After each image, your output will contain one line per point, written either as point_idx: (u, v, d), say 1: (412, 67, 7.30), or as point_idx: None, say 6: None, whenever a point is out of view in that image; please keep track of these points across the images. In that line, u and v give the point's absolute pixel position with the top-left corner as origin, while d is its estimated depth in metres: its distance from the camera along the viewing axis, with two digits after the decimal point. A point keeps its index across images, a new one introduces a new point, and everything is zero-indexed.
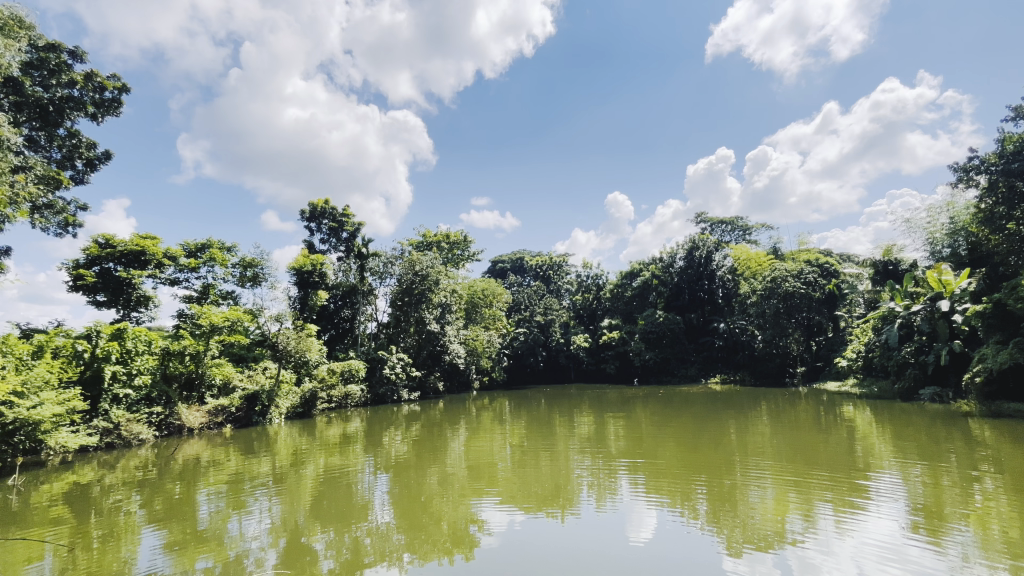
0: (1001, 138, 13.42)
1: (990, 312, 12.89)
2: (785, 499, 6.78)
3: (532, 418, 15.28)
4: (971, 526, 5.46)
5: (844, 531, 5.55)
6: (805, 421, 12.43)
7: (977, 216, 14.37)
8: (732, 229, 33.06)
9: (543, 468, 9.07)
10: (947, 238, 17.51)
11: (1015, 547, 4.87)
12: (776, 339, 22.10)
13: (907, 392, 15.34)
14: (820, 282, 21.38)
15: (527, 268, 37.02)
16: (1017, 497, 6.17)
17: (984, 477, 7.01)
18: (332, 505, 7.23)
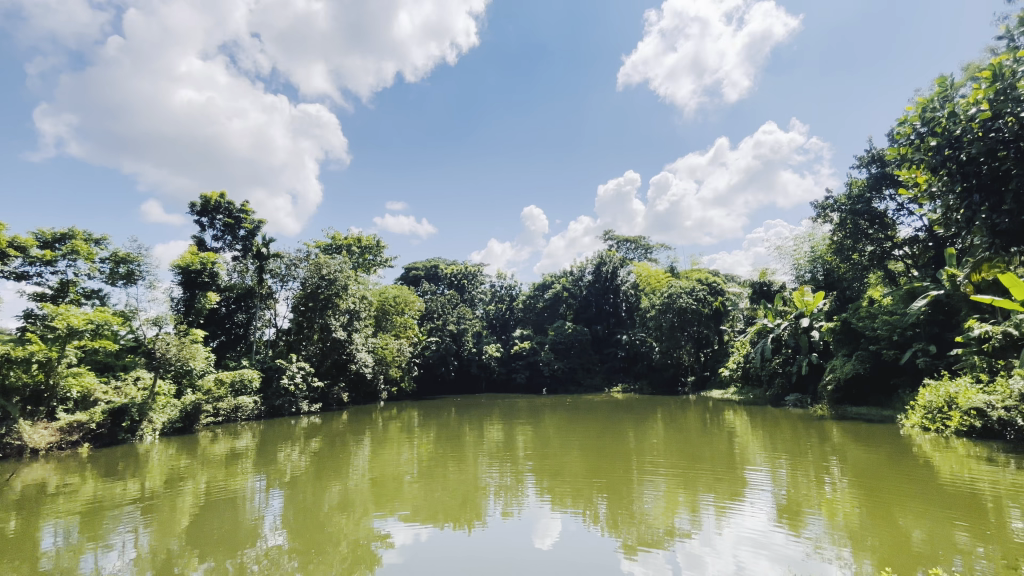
0: (849, 183, 15.99)
1: (839, 329, 15.12)
2: (675, 498, 7.28)
3: (441, 428, 15.01)
4: (823, 514, 6.23)
5: (723, 525, 6.08)
6: (693, 426, 13.55)
7: (831, 247, 16.83)
8: (635, 247, 35.52)
9: (451, 478, 8.96)
10: (807, 264, 20.21)
11: (855, 530, 5.64)
12: (671, 350, 24.02)
13: (775, 398, 17.54)
14: (708, 299, 23.58)
15: (441, 275, 33.96)
16: (857, 486, 7.18)
17: (834, 471, 8.08)
18: (215, 529, 6.53)
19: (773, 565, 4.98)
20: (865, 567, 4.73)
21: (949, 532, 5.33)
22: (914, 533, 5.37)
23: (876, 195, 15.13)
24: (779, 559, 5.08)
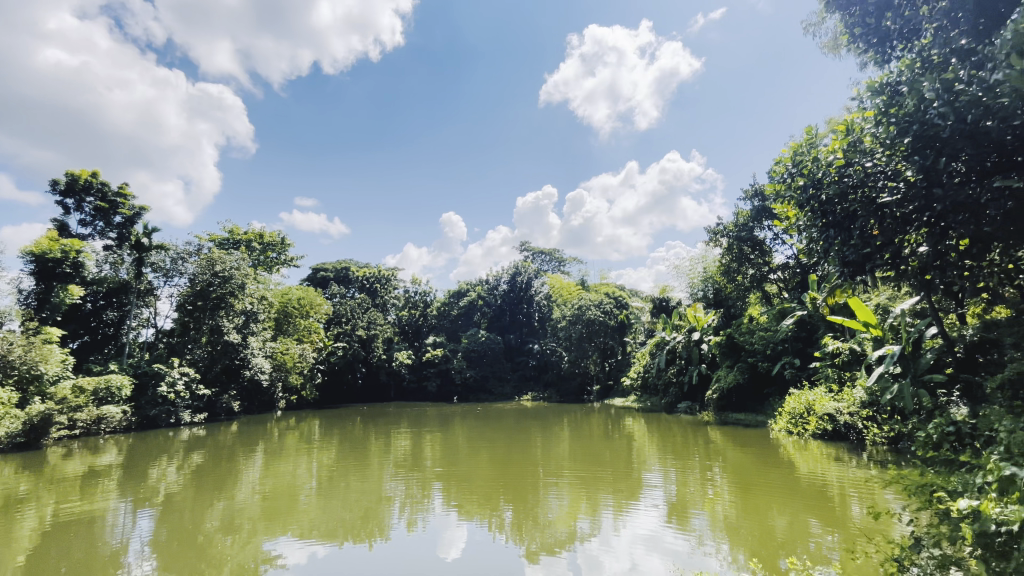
0: (736, 213, 17.94)
1: (723, 343, 16.79)
2: (578, 502, 7.61)
3: (345, 438, 14.30)
4: (706, 512, 6.89)
5: (620, 526, 6.49)
6: (596, 432, 14.25)
7: (720, 268, 18.75)
8: (550, 260, 36.73)
9: (352, 491, 8.59)
10: (700, 283, 22.27)
11: (731, 525, 6.29)
12: (578, 360, 25.11)
13: (669, 405, 19.05)
14: (614, 311, 25.07)
15: (352, 278, 32.20)
16: (735, 485, 8.03)
17: (717, 473, 8.91)
18: (65, 559, 5.67)
19: (663, 561, 5.40)
20: (739, 558, 5.31)
21: (806, 522, 6.14)
22: (778, 525, 6.12)
23: (757, 225, 17.19)
24: (667, 555, 5.52)
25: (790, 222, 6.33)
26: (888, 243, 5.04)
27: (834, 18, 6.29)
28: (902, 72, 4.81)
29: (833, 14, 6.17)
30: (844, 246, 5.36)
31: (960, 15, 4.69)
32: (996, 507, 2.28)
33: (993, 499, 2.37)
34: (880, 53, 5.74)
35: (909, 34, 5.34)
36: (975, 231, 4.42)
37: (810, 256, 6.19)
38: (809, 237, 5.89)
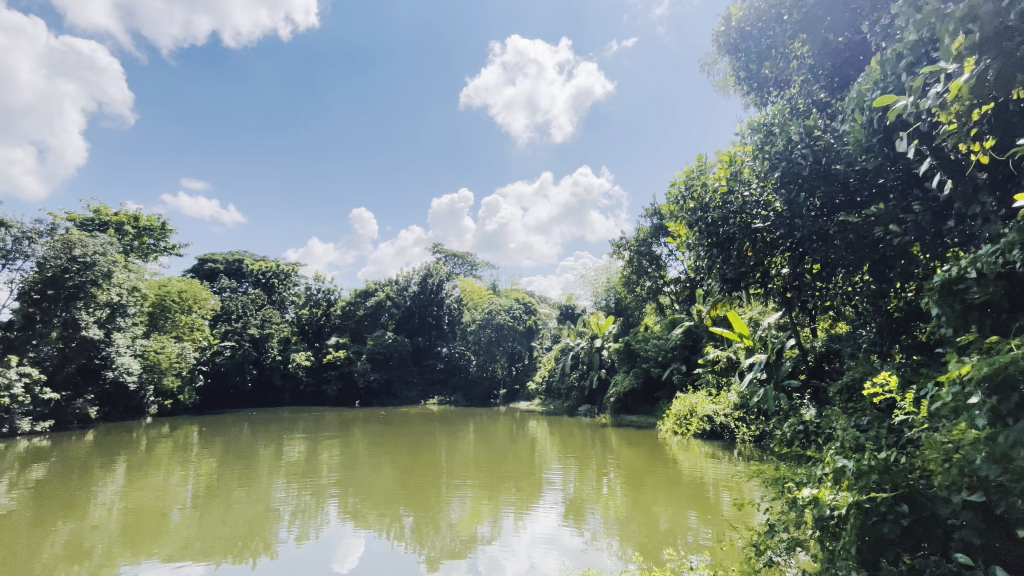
0: (638, 228, 19.26)
1: (621, 350, 17.83)
2: (480, 506, 7.64)
3: (228, 447, 13.00)
4: (600, 510, 7.29)
5: (520, 528, 6.64)
6: (500, 435, 14.42)
7: (622, 279, 20.00)
8: (462, 263, 36.69)
9: (235, 504, 7.82)
10: (603, 292, 23.61)
11: (621, 522, 6.69)
12: (486, 364, 25.32)
13: (571, 409, 19.86)
14: (522, 317, 26.31)
15: (245, 272, 29.50)
16: (626, 483, 8.58)
17: (610, 473, 9.43)
18: None
19: (559, 560, 5.59)
20: (627, 552, 5.68)
21: (684, 516, 6.72)
22: (662, 519, 6.64)
23: (655, 241, 18.62)
24: (564, 554, 5.74)
25: (681, 240, 6.94)
26: (758, 264, 5.77)
27: (724, 61, 7.11)
28: (775, 113, 5.52)
29: (723, 57, 6.97)
30: (724, 264, 6.07)
31: (820, 72, 5.54)
32: (831, 493, 2.71)
33: (829, 486, 2.80)
34: (759, 96, 6.62)
35: (781, 82, 6.20)
36: (824, 257, 5.17)
37: (697, 271, 6.89)
38: (696, 254, 6.55)
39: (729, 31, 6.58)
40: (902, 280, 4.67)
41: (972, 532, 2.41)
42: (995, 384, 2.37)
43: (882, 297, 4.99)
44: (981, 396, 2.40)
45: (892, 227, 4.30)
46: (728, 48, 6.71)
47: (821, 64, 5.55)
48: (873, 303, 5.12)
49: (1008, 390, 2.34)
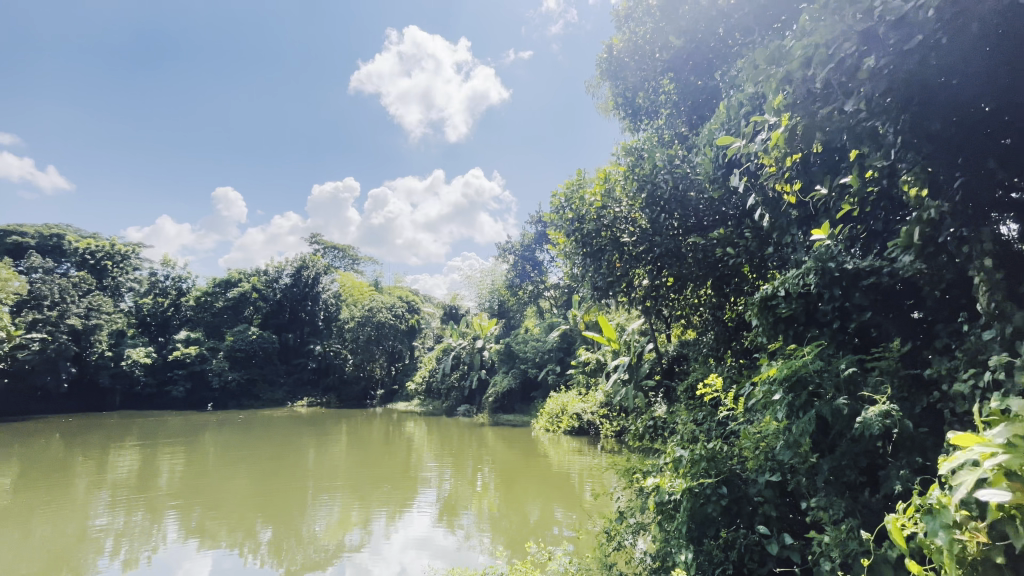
0: (523, 234, 20.00)
1: (502, 351, 18.29)
2: (350, 510, 7.26)
3: (29, 460, 10.65)
4: (473, 507, 7.38)
5: (392, 531, 6.46)
6: (374, 437, 13.85)
7: (506, 282, 20.60)
8: (343, 256, 34.61)
9: (37, 530, 6.43)
10: (487, 295, 24.00)
11: (492, 520, 6.82)
12: (364, 363, 24.19)
13: (449, 409, 19.76)
14: (404, 315, 25.25)
15: (66, 251, 23.61)
16: (499, 481, 8.78)
17: (485, 471, 9.59)
18: None
19: (431, 561, 5.53)
20: (498, 547, 5.82)
21: (551, 509, 7.06)
22: (531, 513, 6.93)
23: (538, 247, 19.50)
24: (437, 554, 5.69)
25: (560, 248, 7.33)
26: (624, 275, 6.31)
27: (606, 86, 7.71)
28: (645, 139, 6.09)
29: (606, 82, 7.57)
30: (596, 274, 6.55)
31: (682, 108, 6.27)
32: (669, 481, 3.07)
33: (669, 474, 3.17)
34: (633, 123, 7.34)
35: (651, 113, 6.91)
36: (677, 271, 5.81)
37: (572, 279, 7.31)
38: (572, 262, 6.97)
39: (610, 59, 7.15)
40: (735, 295, 5.44)
41: (771, 507, 2.86)
42: (791, 384, 2.88)
43: (720, 309, 5.75)
44: (782, 394, 2.89)
45: (729, 250, 4.99)
46: (609, 75, 7.28)
47: (683, 102, 6.26)
48: (713, 314, 5.88)
49: (799, 389, 2.85)
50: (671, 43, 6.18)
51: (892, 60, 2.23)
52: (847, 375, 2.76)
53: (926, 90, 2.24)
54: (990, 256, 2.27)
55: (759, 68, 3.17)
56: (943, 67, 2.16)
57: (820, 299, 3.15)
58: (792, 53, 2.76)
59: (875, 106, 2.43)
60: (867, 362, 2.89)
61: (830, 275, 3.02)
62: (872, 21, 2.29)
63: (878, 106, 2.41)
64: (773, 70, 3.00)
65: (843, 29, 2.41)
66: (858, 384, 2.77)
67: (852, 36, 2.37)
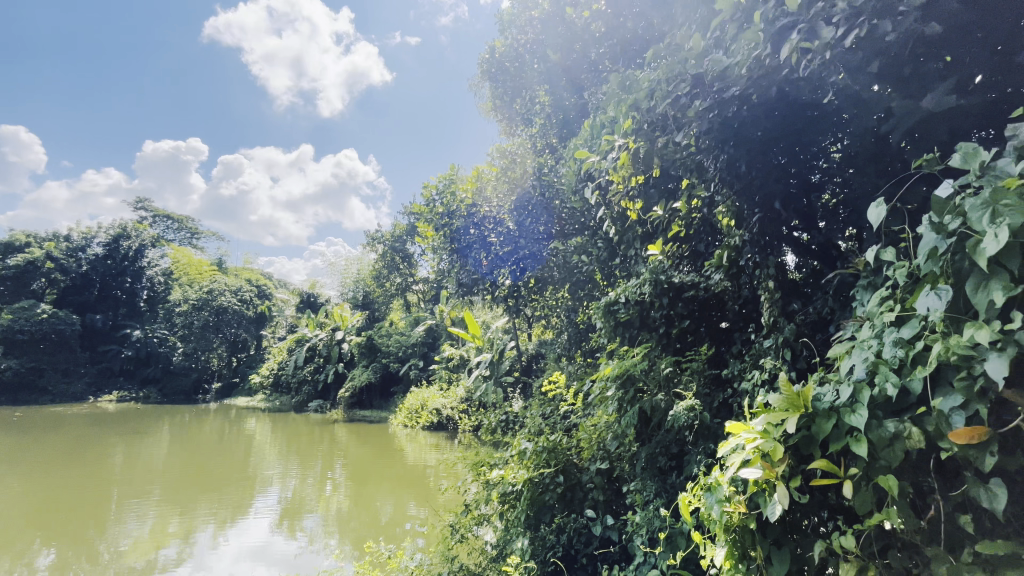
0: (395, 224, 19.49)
1: (364, 344, 17.48)
2: (168, 520, 6.27)
3: None
4: (319, 510, 6.82)
5: (220, 542, 5.69)
6: (206, 436, 12.15)
7: (372, 273, 19.81)
8: (179, 228, 29.73)
9: None
10: (351, 285, 22.63)
11: (340, 521, 6.42)
12: (197, 353, 21.06)
13: (299, 405, 18.14)
14: (253, 300, 22.82)
15: None
16: (349, 479, 8.30)
17: (336, 469, 9.00)
18: None
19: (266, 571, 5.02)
20: (344, 549, 5.51)
21: (404, 506, 6.89)
22: (383, 512, 6.69)
23: (409, 240, 19.20)
24: (275, 563, 5.19)
25: (429, 243, 7.18)
26: (489, 274, 6.54)
27: (487, 87, 7.98)
28: (519, 145, 6.54)
29: (486, 83, 7.89)
30: (461, 271, 6.71)
31: (553, 121, 6.40)
32: (513, 472, 3.22)
33: (512, 466, 3.31)
34: (511, 128, 7.84)
35: (526, 120, 7.32)
36: (538, 273, 6.30)
37: (439, 274, 7.30)
38: (441, 258, 6.93)
39: (493, 60, 7.46)
40: (586, 300, 5.84)
41: (598, 492, 3.16)
42: (622, 381, 3.22)
43: (575, 312, 6.09)
44: (614, 390, 3.21)
45: (585, 258, 5.38)
46: (490, 76, 7.59)
47: (554, 115, 6.41)
48: (568, 316, 6.22)
49: (628, 385, 3.20)
50: (548, 57, 6.50)
51: (714, 105, 2.59)
52: (665, 374, 3.17)
53: (739, 137, 2.63)
54: (773, 280, 2.83)
55: (615, 93, 3.46)
56: (751, 119, 2.56)
57: (651, 307, 3.56)
58: (640, 84, 3.07)
59: (702, 143, 2.79)
60: (683, 362, 3.35)
61: (660, 286, 3.44)
62: (702, 69, 2.63)
63: (703, 144, 2.77)
64: (626, 97, 3.29)
65: (681, 71, 2.74)
66: (673, 382, 3.21)
67: (686, 78, 2.70)
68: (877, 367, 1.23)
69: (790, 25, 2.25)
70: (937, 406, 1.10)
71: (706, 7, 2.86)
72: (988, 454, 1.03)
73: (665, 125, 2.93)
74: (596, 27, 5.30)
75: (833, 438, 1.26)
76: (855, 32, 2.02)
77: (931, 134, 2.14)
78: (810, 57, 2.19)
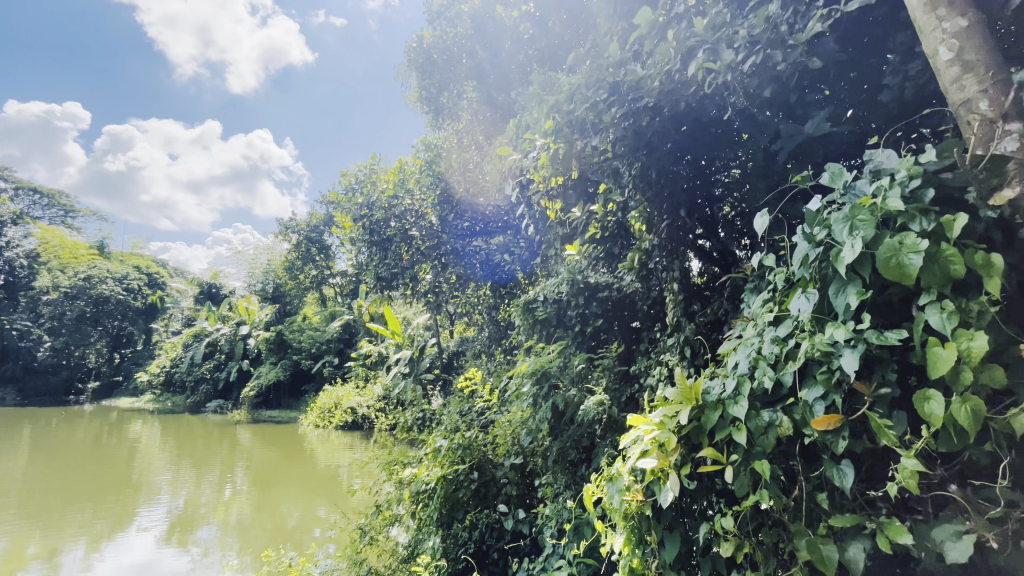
0: (311, 213, 18.51)
1: (272, 339, 16.36)
2: (26, 539, 5.41)
3: None
4: (215, 521, 6.20)
5: (94, 561, 5.03)
6: (78, 442, 10.67)
7: (284, 264, 18.64)
8: (49, 205, 25.90)
9: None
10: (260, 276, 21.01)
11: (241, 530, 5.94)
12: (69, 348, 18.43)
13: (195, 405, 16.54)
14: (142, 291, 20.49)
15: None
16: (252, 484, 7.71)
17: (237, 474, 8.32)
18: None
19: None
20: (244, 560, 5.11)
21: (316, 510, 6.53)
22: (289, 517, 6.29)
23: (327, 231, 18.34)
24: None
25: (346, 234, 6.83)
26: (410, 268, 6.31)
27: (414, 77, 7.78)
28: (444, 139, 6.56)
29: (414, 73, 7.69)
30: (380, 264, 6.45)
31: (481, 118, 6.56)
32: (426, 471, 3.17)
33: (426, 464, 3.26)
34: (437, 121, 7.73)
35: (452, 114, 7.25)
36: (460, 268, 6.23)
37: (357, 266, 6.97)
38: (359, 250, 6.63)
39: (420, 49, 7.30)
40: (507, 298, 5.91)
41: (512, 487, 3.21)
42: (537, 377, 3.33)
43: (495, 308, 6.13)
44: (531, 386, 3.32)
45: (506, 257, 5.55)
46: (416, 65, 7.43)
47: (483, 113, 6.52)
48: (489, 313, 6.24)
49: (544, 381, 3.33)
50: (477, 53, 6.43)
51: (629, 113, 2.71)
52: (578, 370, 3.33)
53: (650, 146, 2.78)
54: (676, 283, 3.05)
55: (538, 94, 3.52)
56: (661, 131, 2.72)
57: (568, 306, 3.76)
58: (562, 87, 3.15)
59: (618, 149, 2.92)
60: (595, 359, 3.50)
61: (576, 286, 3.65)
62: (619, 78, 2.76)
63: (619, 150, 2.90)
64: (547, 98, 3.37)
65: (598, 78, 2.86)
66: (585, 377, 3.36)
67: (605, 86, 2.82)
68: (757, 362, 1.36)
69: (696, 46, 2.43)
70: (804, 396, 1.23)
71: (625, 21, 3.00)
72: (841, 437, 1.18)
73: (582, 130, 3.04)
74: (525, 28, 5.28)
75: (719, 428, 1.37)
76: (752, 59, 2.22)
77: (809, 155, 2.41)
78: (713, 77, 2.38)
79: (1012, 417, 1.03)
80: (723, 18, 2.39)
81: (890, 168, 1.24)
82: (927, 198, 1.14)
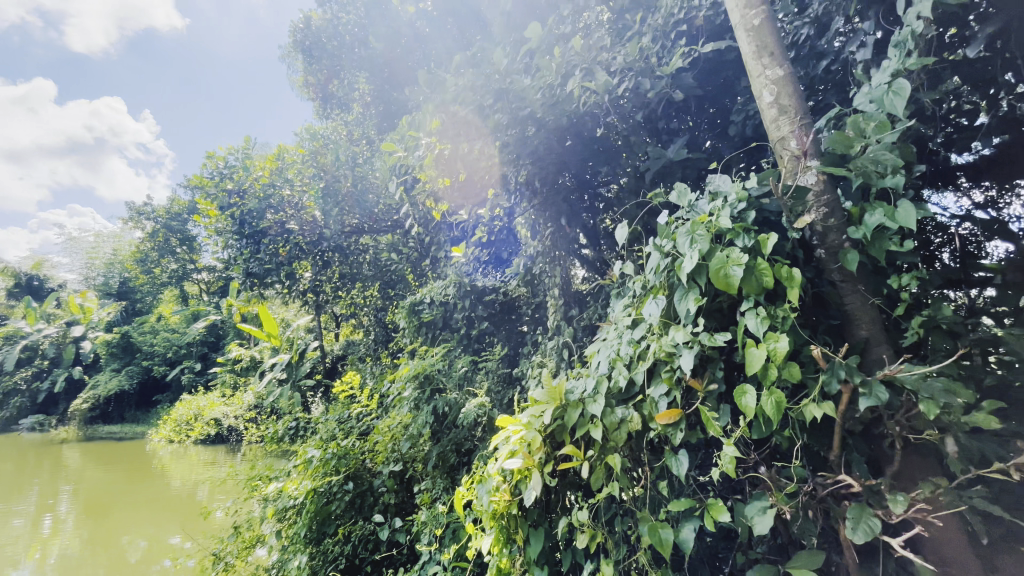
0: (172, 199, 16.36)
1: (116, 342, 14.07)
2: None
3: None
4: (27, 561, 5.09)
5: None
6: None
7: (135, 256, 16.20)
8: None
9: None
10: (101, 268, 18.01)
11: (64, 568, 4.97)
12: None
13: None
14: None
15: None
16: (81, 513, 6.50)
17: (60, 501, 6.95)
18: None
19: None
20: None
21: (167, 536, 5.70)
22: (131, 549, 5.40)
23: (191, 220, 16.35)
24: None
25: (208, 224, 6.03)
26: (288, 263, 5.80)
27: (301, 60, 7.27)
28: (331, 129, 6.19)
29: (300, 55, 7.19)
30: (251, 259, 5.71)
31: (373, 111, 6.25)
32: (294, 485, 2.95)
33: (295, 476, 3.03)
34: (325, 109, 7.33)
35: (343, 104, 6.88)
36: (344, 266, 5.88)
37: (222, 260, 6.20)
38: (227, 243, 5.94)
39: (308, 31, 6.86)
40: (395, 299, 5.69)
41: (390, 496, 3.09)
42: (420, 381, 3.34)
43: (383, 310, 5.88)
44: (411, 389, 3.29)
45: (394, 256, 5.30)
46: (303, 47, 6.96)
47: (375, 106, 6.24)
48: (376, 316, 5.96)
49: (426, 385, 3.36)
50: (370, 44, 6.14)
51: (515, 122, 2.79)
52: (460, 373, 3.37)
53: (535, 155, 2.89)
54: (558, 289, 3.20)
55: (425, 91, 3.48)
56: (544, 143, 2.83)
57: (455, 309, 3.77)
58: (448, 86, 3.13)
59: (505, 155, 3.00)
60: (479, 362, 3.54)
61: (464, 289, 3.66)
62: (505, 85, 2.83)
63: (505, 156, 2.97)
64: (432, 97, 3.34)
65: (485, 84, 2.90)
66: (469, 380, 3.39)
67: (491, 92, 2.86)
68: (615, 362, 1.46)
69: (577, 65, 2.60)
70: (650, 394, 1.35)
71: (515, 33, 3.10)
72: (679, 430, 1.31)
73: (468, 133, 3.13)
74: (420, 26, 5.16)
75: (579, 425, 1.45)
76: (624, 84, 2.43)
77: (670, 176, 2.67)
78: (591, 95, 2.56)
79: (804, 406, 1.23)
80: (601, 43, 2.59)
81: (724, 191, 1.42)
82: (749, 218, 1.33)
